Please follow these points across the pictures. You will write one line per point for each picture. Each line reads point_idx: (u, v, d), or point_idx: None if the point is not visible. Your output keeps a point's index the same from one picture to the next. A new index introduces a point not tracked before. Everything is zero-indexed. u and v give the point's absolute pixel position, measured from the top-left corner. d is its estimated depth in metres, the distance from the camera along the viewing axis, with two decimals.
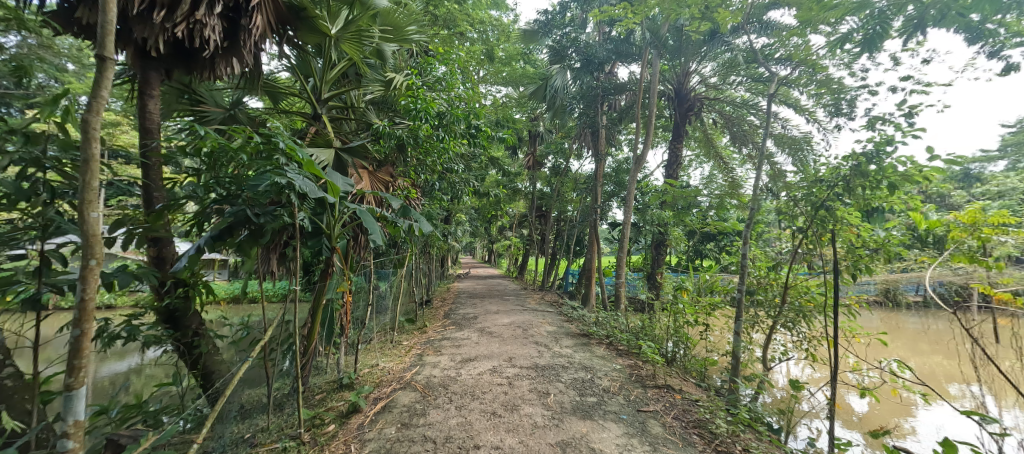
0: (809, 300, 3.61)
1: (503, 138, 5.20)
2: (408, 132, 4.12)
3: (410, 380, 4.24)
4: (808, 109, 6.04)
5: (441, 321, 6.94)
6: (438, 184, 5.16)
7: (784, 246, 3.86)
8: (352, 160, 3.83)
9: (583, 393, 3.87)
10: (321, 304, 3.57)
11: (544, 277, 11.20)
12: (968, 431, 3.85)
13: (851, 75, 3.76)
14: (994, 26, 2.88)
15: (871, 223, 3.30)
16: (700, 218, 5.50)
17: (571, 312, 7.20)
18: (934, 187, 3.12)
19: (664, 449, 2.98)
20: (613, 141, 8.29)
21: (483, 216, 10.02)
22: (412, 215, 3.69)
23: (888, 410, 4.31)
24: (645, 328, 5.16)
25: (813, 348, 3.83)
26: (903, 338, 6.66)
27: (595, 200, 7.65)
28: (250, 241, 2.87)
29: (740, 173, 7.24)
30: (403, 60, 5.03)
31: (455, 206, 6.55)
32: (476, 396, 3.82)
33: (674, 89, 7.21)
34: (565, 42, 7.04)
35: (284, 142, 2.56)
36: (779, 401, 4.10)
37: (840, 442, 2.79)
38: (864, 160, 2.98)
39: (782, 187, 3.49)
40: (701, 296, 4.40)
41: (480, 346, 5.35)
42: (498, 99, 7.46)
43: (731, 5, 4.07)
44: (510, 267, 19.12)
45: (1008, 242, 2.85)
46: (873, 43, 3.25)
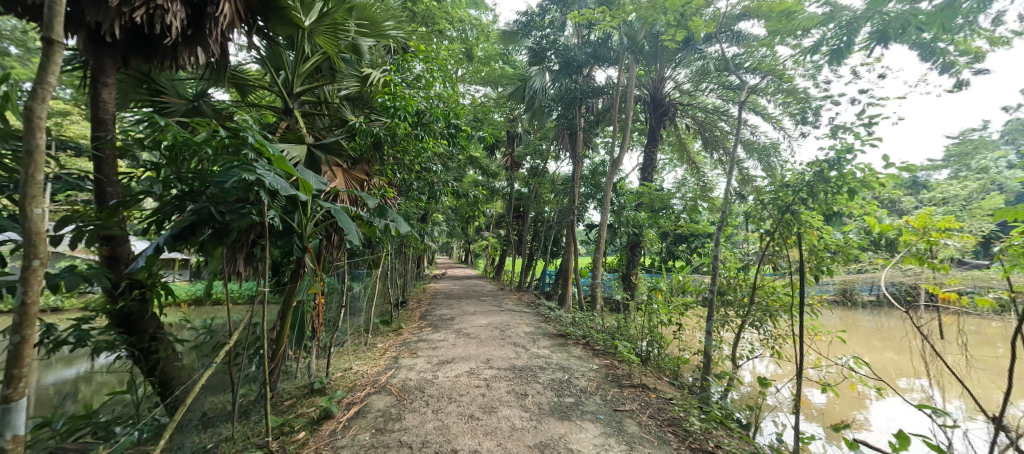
0: (775, 299, 3.78)
1: (482, 138, 5.18)
2: (385, 130, 4.04)
3: (385, 383, 4.15)
4: (775, 117, 6.32)
5: (417, 322, 6.83)
6: (416, 184, 5.09)
7: (753, 248, 4.02)
8: (325, 157, 3.74)
9: (560, 393, 3.90)
10: (291, 306, 3.45)
11: (520, 277, 11.25)
12: (919, 423, 4.10)
13: (816, 86, 3.96)
14: (943, 44, 3.10)
15: (832, 226, 3.49)
16: (674, 220, 5.65)
17: (548, 312, 7.26)
18: (888, 194, 3.32)
19: (641, 448, 3.03)
20: (590, 143, 8.41)
21: (461, 216, 9.96)
22: (389, 215, 3.64)
23: (847, 404, 4.56)
24: (621, 328, 5.25)
25: (779, 346, 4.00)
26: (859, 334, 7.05)
27: (572, 201, 7.75)
28: (213, 240, 2.74)
29: (711, 177, 7.50)
30: (381, 56, 4.92)
31: (432, 206, 6.47)
32: (453, 399, 3.77)
33: (649, 94, 7.39)
34: (544, 44, 7.08)
35: (253, 137, 2.46)
36: (748, 398, 4.27)
37: (805, 436, 2.91)
38: (827, 167, 3.14)
39: (752, 191, 3.63)
40: (674, 296, 4.53)
41: (457, 348, 5.30)
42: (476, 99, 7.43)
43: (705, 15, 4.28)
44: (487, 267, 19.07)
45: (952, 246, 3.08)
46: (839, 55, 3.41)
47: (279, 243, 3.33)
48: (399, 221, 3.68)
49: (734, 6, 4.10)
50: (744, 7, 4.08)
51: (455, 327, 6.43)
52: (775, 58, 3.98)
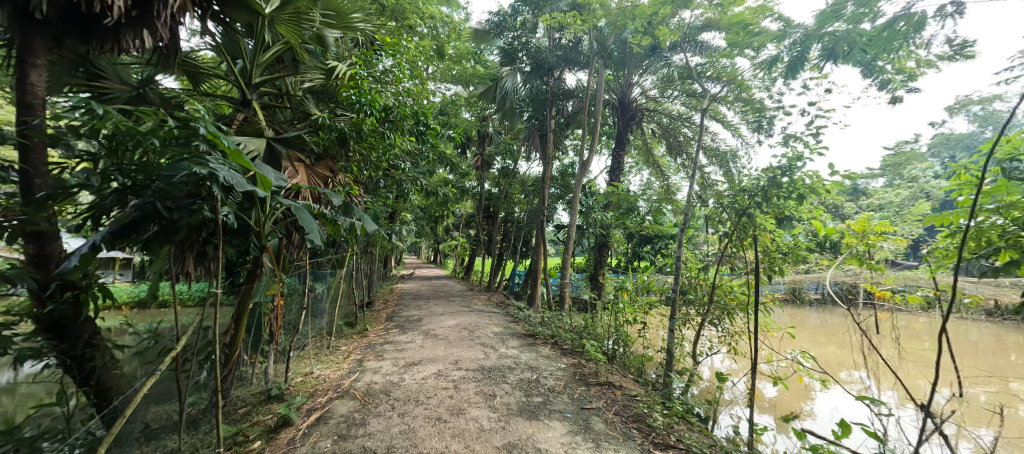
0: (733, 298, 3.98)
1: (453, 136, 5.12)
2: (351, 125, 3.91)
3: (349, 387, 4.02)
4: (733, 125, 6.67)
5: (383, 324, 6.66)
6: (383, 182, 4.97)
7: (712, 250, 4.22)
8: (286, 152, 3.63)
9: (529, 393, 3.92)
10: (246, 308, 3.26)
11: (490, 278, 11.23)
12: (858, 412, 4.43)
13: (771, 97, 4.21)
14: (883, 63, 3.35)
15: (784, 229, 3.69)
16: (640, 221, 5.85)
17: (517, 313, 7.29)
18: (832, 200, 3.57)
19: (607, 445, 3.09)
20: (560, 145, 8.52)
21: (430, 216, 9.83)
22: (354, 213, 3.58)
23: (795, 395, 4.87)
24: (588, 328, 5.38)
25: (735, 342, 4.21)
26: (807, 331, 7.53)
27: (542, 202, 7.80)
28: (160, 238, 2.57)
29: (675, 180, 7.82)
30: (347, 48, 4.77)
31: (400, 204, 6.33)
32: (420, 402, 3.70)
33: (618, 98, 7.59)
34: (516, 45, 7.10)
35: (205, 128, 2.32)
36: (707, 393, 4.46)
37: (758, 428, 3.09)
38: (779, 173, 3.33)
39: (712, 195, 3.81)
40: (638, 296, 4.70)
41: (424, 349, 5.20)
42: (447, 97, 7.34)
43: (671, 24, 4.43)
44: (456, 267, 18.87)
45: (886, 248, 3.35)
46: (794, 68, 3.62)
47: (234, 241, 3.17)
48: (366, 220, 3.62)
49: (698, 17, 4.29)
50: (707, 19, 4.28)
51: (422, 328, 6.32)
52: (734, 69, 4.20)
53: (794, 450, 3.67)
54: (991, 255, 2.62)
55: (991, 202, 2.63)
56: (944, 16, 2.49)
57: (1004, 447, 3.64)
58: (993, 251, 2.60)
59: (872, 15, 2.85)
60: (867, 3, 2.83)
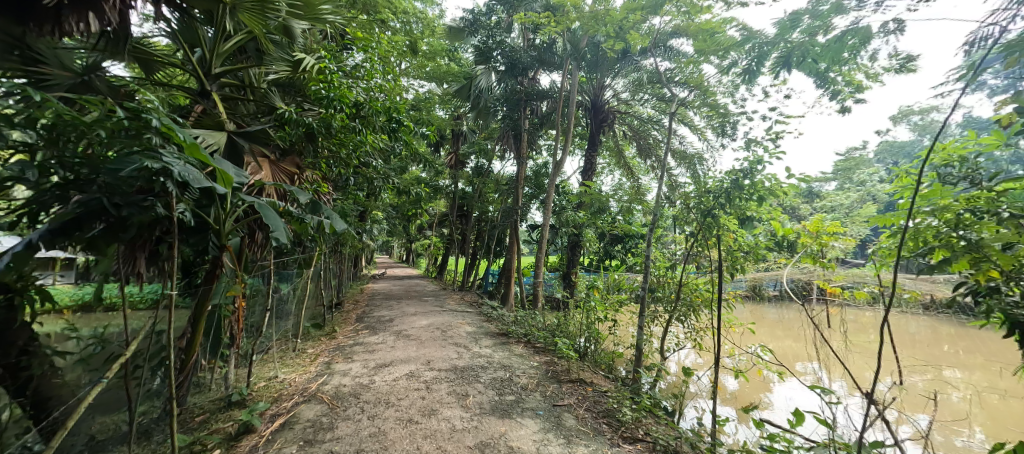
0: (698, 295, 4.16)
1: (426, 134, 5.04)
2: (319, 121, 3.80)
3: (316, 391, 3.89)
4: (699, 129, 6.93)
5: (353, 325, 6.48)
6: (353, 179, 4.85)
7: (679, 249, 4.38)
8: (249, 147, 3.49)
9: (501, 392, 3.94)
10: (204, 310, 3.10)
11: (463, 277, 11.16)
12: (811, 401, 4.71)
13: (734, 103, 4.40)
14: (834, 75, 3.58)
15: (746, 229, 3.87)
16: (611, 220, 5.97)
17: (490, 312, 7.29)
18: (789, 202, 3.77)
19: (578, 441, 3.14)
20: (534, 145, 8.56)
21: (402, 214, 9.69)
22: (322, 211, 3.49)
23: (754, 387, 5.12)
24: (560, 326, 5.47)
25: (701, 338, 4.38)
26: (766, 326, 7.93)
27: (516, 202, 7.82)
28: (106, 237, 2.41)
29: (644, 182, 8.05)
30: (316, 41, 4.60)
31: (371, 202, 6.20)
32: (390, 404, 3.64)
33: (590, 100, 7.71)
34: (490, 44, 7.10)
35: (159, 120, 2.20)
36: (673, 387, 4.61)
37: (720, 418, 3.24)
38: (741, 176, 3.48)
39: (679, 196, 3.94)
40: (609, 294, 4.83)
41: (396, 350, 5.11)
42: (420, 94, 7.24)
43: (641, 29, 4.53)
44: (429, 267, 18.62)
45: (837, 247, 3.57)
46: (752, 74, 3.79)
47: (192, 240, 3.00)
48: (334, 218, 3.54)
49: (667, 24, 4.43)
50: (675, 26, 4.44)
51: (394, 329, 6.21)
52: (700, 75, 4.36)
53: (754, 439, 3.86)
54: (926, 253, 2.88)
55: (926, 205, 2.88)
56: (887, 32, 2.63)
57: (938, 431, 3.98)
58: (927, 250, 2.86)
59: (825, 28, 2.92)
60: (820, 16, 2.91)
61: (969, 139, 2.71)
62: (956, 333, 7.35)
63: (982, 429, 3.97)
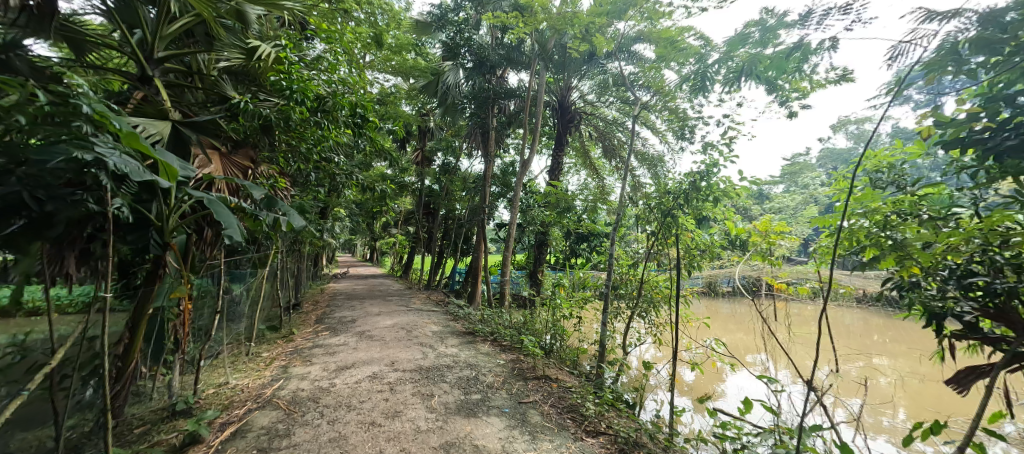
0: (658, 291, 4.35)
1: (391, 130, 4.91)
2: (277, 113, 3.60)
3: (271, 396, 3.70)
4: (661, 132, 7.21)
5: (312, 326, 6.22)
6: (313, 174, 4.65)
7: (641, 247, 4.53)
8: (197, 138, 3.26)
9: (467, 391, 3.92)
10: (146, 314, 2.90)
11: (428, 276, 10.99)
12: (759, 390, 5.03)
13: (692, 108, 4.61)
14: (782, 83, 3.79)
15: (702, 228, 4.06)
16: (576, 219, 6.10)
17: (457, 310, 7.23)
18: (742, 203, 4.00)
19: (543, 437, 3.19)
20: (501, 143, 8.58)
21: (365, 212, 9.40)
22: (279, 207, 3.33)
23: (708, 379, 5.40)
24: (527, 324, 5.54)
25: (660, 333, 4.55)
26: (719, 320, 8.37)
27: (483, 200, 7.77)
28: (27, 233, 2.18)
29: (609, 182, 8.30)
30: (273, 27, 4.36)
31: (333, 199, 5.97)
32: (352, 407, 3.53)
33: (558, 100, 7.80)
34: (458, 41, 7.05)
35: (89, 106, 2.03)
36: (635, 381, 4.78)
37: (677, 409, 3.39)
38: (698, 178, 3.64)
39: (641, 196, 4.09)
40: (575, 291, 4.96)
41: (358, 352, 4.95)
42: (385, 89, 7.06)
43: (607, 32, 4.64)
44: (394, 265, 18.20)
45: (784, 246, 3.82)
46: (705, 83, 3.96)
47: (130, 237, 2.80)
48: (292, 214, 3.40)
49: (631, 28, 4.56)
50: (639, 31, 4.57)
51: (356, 329, 6.03)
52: (662, 80, 4.54)
53: (708, 428, 4.07)
54: (859, 251, 3.15)
55: (859, 208, 3.18)
56: (823, 49, 2.82)
57: (869, 413, 4.37)
58: (859, 249, 3.14)
59: (773, 41, 3.12)
60: (769, 30, 3.10)
61: (895, 149, 3.07)
62: (885, 324, 8.07)
63: (905, 410, 4.40)
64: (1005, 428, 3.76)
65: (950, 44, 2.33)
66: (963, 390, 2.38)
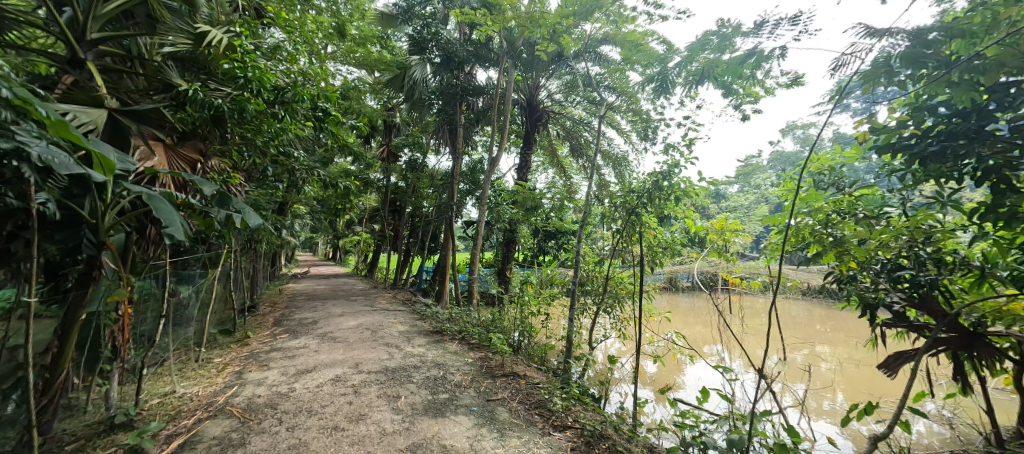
0: (623, 288, 4.49)
1: (356, 125, 4.74)
2: (231, 103, 3.37)
3: (224, 405, 3.49)
4: (625, 132, 7.41)
5: (269, 329, 5.91)
6: (270, 169, 4.41)
7: (606, 244, 4.65)
8: (138, 128, 3.04)
9: (434, 391, 3.87)
10: (77, 320, 2.63)
11: (395, 274, 10.77)
12: (715, 379, 5.31)
13: (655, 109, 4.77)
14: (737, 88, 4.00)
15: (664, 226, 4.20)
16: (544, 217, 6.17)
17: (424, 310, 7.12)
18: (700, 202, 4.19)
19: (511, 433, 3.21)
20: (469, 141, 8.51)
21: (327, 209, 9.05)
22: (233, 204, 3.16)
23: (669, 370, 5.63)
24: (495, 322, 5.56)
25: (625, 328, 4.70)
26: (679, 314, 8.75)
27: (451, 197, 7.67)
28: None
29: (576, 180, 8.43)
30: (225, 12, 4.08)
31: (292, 195, 5.70)
32: (313, 412, 3.39)
33: (526, 99, 7.82)
34: (425, 35, 6.91)
35: (9, 90, 1.83)
36: (600, 374, 4.90)
37: (641, 401, 3.51)
38: (661, 177, 3.76)
39: (607, 195, 4.19)
40: (543, 288, 5.03)
41: (320, 355, 4.76)
42: (348, 82, 6.82)
43: (573, 33, 4.69)
44: (358, 264, 17.64)
45: (738, 243, 4.05)
46: (668, 84, 4.10)
47: (58, 237, 2.56)
48: (246, 212, 3.22)
49: (597, 30, 4.67)
50: (605, 33, 4.67)
51: (318, 331, 5.79)
52: (627, 81, 4.66)
53: (668, 417, 4.25)
54: (805, 248, 3.38)
55: (805, 207, 3.41)
56: (775, 57, 2.97)
57: (812, 396, 4.73)
58: (805, 245, 3.36)
59: (730, 48, 3.21)
60: (727, 37, 3.21)
61: (836, 153, 3.34)
62: (826, 315, 8.73)
63: (842, 393, 4.79)
64: (927, 406, 4.17)
65: (883, 57, 2.54)
66: (894, 374, 2.61)
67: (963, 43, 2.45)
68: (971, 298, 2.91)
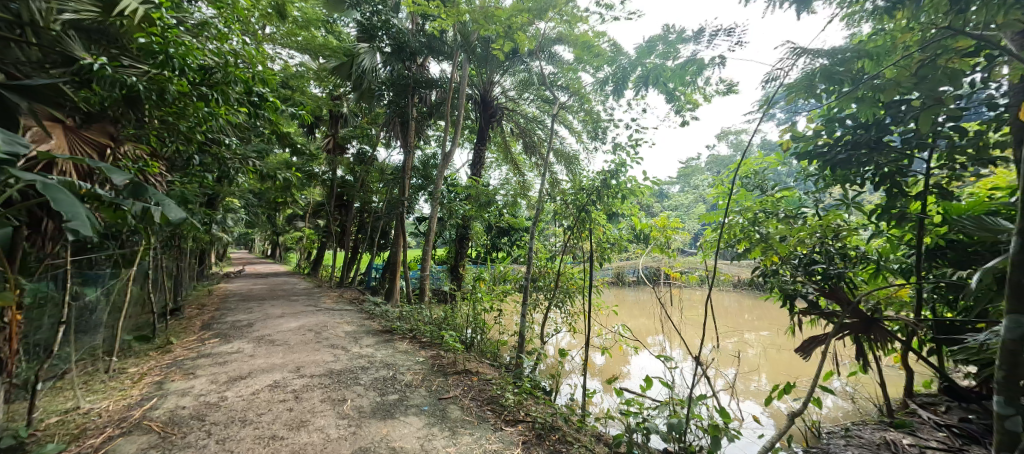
0: (573, 283, 4.64)
1: (297, 113, 4.42)
2: (148, 82, 3.00)
3: (140, 419, 3.12)
4: (578, 131, 7.60)
5: (195, 333, 5.39)
6: (197, 158, 4.01)
7: (558, 241, 4.76)
8: (29, 106, 2.63)
9: (383, 392, 3.74)
10: None
11: (341, 272, 10.28)
12: (657, 368, 5.63)
13: (605, 110, 4.94)
14: (679, 94, 4.26)
15: (612, 223, 4.37)
16: (497, 213, 6.18)
17: (372, 309, 6.85)
18: (645, 199, 4.39)
19: (462, 431, 3.18)
20: (421, 134, 8.28)
21: (264, 203, 8.41)
22: (149, 196, 2.77)
23: (616, 361, 5.89)
24: (447, 319, 5.49)
25: (575, 322, 4.84)
26: (626, 306, 9.17)
27: (402, 192, 7.44)
28: None
29: (529, 177, 8.53)
30: None
31: (224, 186, 5.23)
32: (248, 421, 3.15)
33: (480, 94, 7.76)
34: (375, 22, 6.63)
35: None
36: (551, 368, 5.01)
37: (590, 392, 3.62)
38: (609, 176, 3.88)
39: (558, 192, 4.27)
40: (495, 285, 5.08)
41: (256, 359, 4.42)
42: (289, 67, 6.35)
43: (528, 31, 4.70)
44: (301, 262, 16.63)
45: (678, 239, 4.32)
46: (618, 87, 4.25)
47: None
48: (167, 204, 2.86)
49: (551, 29, 4.72)
50: (558, 33, 4.82)
51: (254, 334, 5.38)
52: (579, 81, 4.78)
53: (615, 406, 4.44)
54: (735, 244, 3.66)
55: (736, 206, 3.70)
56: (714, 65, 3.16)
57: (740, 380, 5.17)
58: (736, 242, 3.65)
59: (674, 55, 3.37)
60: (670, 44, 3.35)
61: (761, 159, 3.71)
62: (754, 305, 9.55)
63: (765, 376, 5.29)
64: (833, 384, 4.73)
65: (806, 72, 2.75)
66: (808, 356, 2.90)
67: (869, 63, 2.75)
68: (869, 287, 3.34)
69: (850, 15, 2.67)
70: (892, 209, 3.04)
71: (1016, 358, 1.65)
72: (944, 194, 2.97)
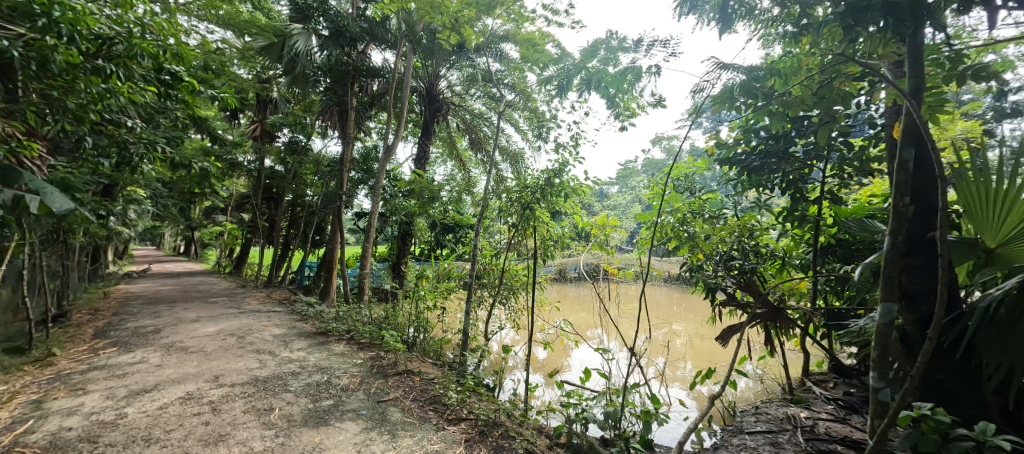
0: (517, 279, 4.72)
1: (217, 95, 4.00)
2: (25, 48, 2.54)
3: (9, 447, 2.63)
4: (523, 129, 7.67)
5: (85, 342, 4.66)
6: (88, 139, 3.46)
7: (503, 238, 4.79)
8: None
9: (317, 398, 3.51)
10: None
11: (268, 271, 9.47)
12: (596, 360, 5.90)
13: (549, 111, 5.06)
14: (619, 100, 4.48)
15: (555, 221, 4.47)
16: (442, 210, 6.06)
17: (305, 310, 6.41)
18: (586, 199, 4.55)
19: (403, 433, 3.08)
20: (362, 126, 7.89)
21: (176, 194, 7.51)
22: (24, 181, 2.36)
23: (557, 355, 6.07)
24: (388, 318, 5.28)
25: (518, 317, 4.90)
26: (566, 301, 9.48)
27: (340, 185, 7.02)
28: None
29: (474, 174, 8.47)
30: None
31: (124, 174, 4.57)
32: (154, 439, 2.79)
33: (425, 87, 7.55)
34: (311, 3, 6.27)
35: None
36: (495, 365, 5.04)
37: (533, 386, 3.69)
38: (553, 175, 3.92)
39: (504, 189, 4.27)
40: (439, 282, 5.00)
41: (164, 369, 3.93)
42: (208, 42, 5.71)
43: (475, 26, 4.65)
44: (222, 259, 15.09)
45: (615, 236, 4.55)
46: (563, 89, 4.36)
47: None
48: (47, 192, 2.48)
49: (498, 26, 4.68)
50: (507, 30, 4.84)
51: (162, 341, 4.78)
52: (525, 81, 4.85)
53: (555, 398, 4.57)
54: (667, 242, 3.94)
55: (668, 207, 3.97)
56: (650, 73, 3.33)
57: (669, 367, 5.58)
58: (667, 240, 3.94)
59: (615, 61, 3.50)
60: (612, 50, 3.47)
61: (690, 163, 4.01)
62: (682, 299, 10.33)
63: (690, 362, 5.75)
64: (747, 368, 5.25)
65: (728, 85, 2.99)
66: (727, 343, 3.19)
67: (779, 80, 3.07)
68: (776, 281, 3.76)
69: (766, 36, 2.95)
70: (795, 211, 3.45)
71: (887, 338, 1.92)
72: (835, 199, 3.45)
